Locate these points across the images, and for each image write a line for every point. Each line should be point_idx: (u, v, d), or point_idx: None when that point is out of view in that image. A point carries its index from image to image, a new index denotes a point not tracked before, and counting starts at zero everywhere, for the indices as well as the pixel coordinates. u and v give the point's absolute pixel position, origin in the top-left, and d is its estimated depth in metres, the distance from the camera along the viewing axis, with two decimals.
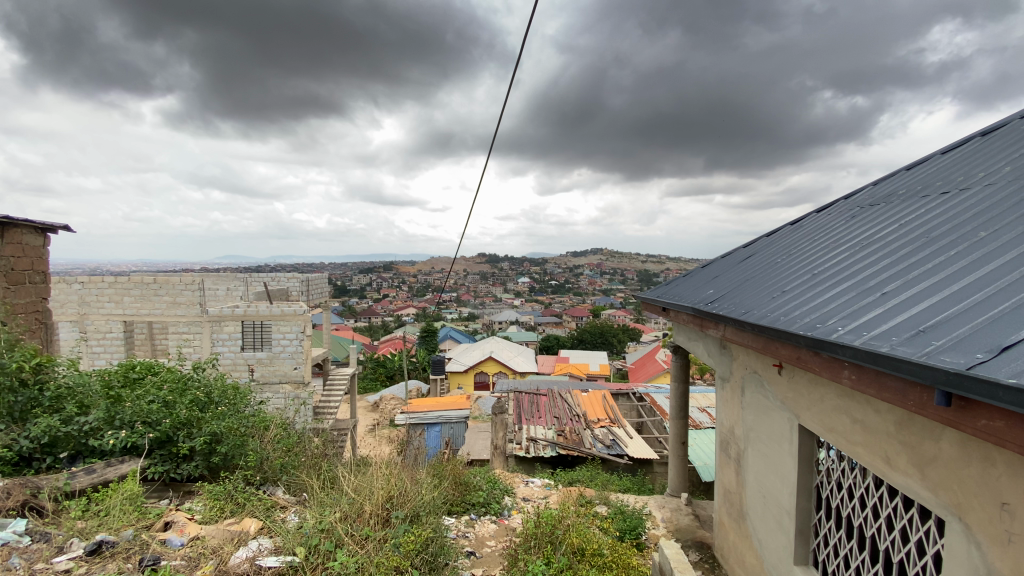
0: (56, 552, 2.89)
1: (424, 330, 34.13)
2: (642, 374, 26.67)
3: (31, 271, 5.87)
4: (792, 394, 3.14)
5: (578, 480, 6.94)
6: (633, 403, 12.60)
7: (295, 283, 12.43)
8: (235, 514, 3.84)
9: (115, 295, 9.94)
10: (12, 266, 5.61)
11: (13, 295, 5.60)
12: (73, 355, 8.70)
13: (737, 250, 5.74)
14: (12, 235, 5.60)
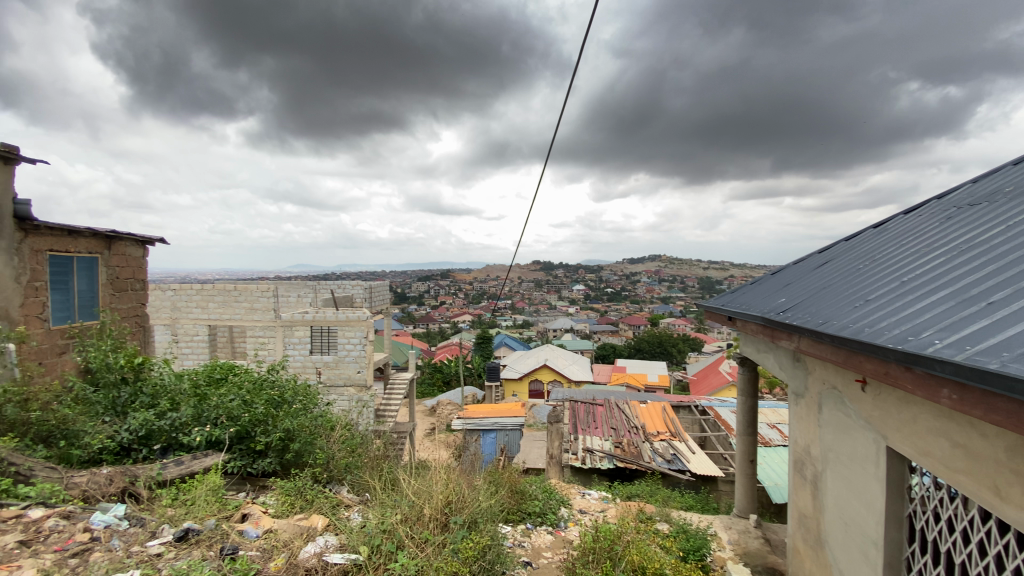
0: (150, 536, 3.15)
1: (479, 337, 34.67)
2: (705, 387, 25.47)
3: (133, 279, 6.53)
4: (878, 413, 2.88)
5: (637, 495, 6.72)
6: (696, 417, 12.06)
7: (358, 291, 13.00)
8: (304, 510, 4.04)
9: (201, 301, 10.87)
10: (117, 274, 6.26)
11: (117, 300, 6.25)
12: (166, 355, 9.60)
13: (811, 255, 5.37)
14: (117, 247, 6.26)
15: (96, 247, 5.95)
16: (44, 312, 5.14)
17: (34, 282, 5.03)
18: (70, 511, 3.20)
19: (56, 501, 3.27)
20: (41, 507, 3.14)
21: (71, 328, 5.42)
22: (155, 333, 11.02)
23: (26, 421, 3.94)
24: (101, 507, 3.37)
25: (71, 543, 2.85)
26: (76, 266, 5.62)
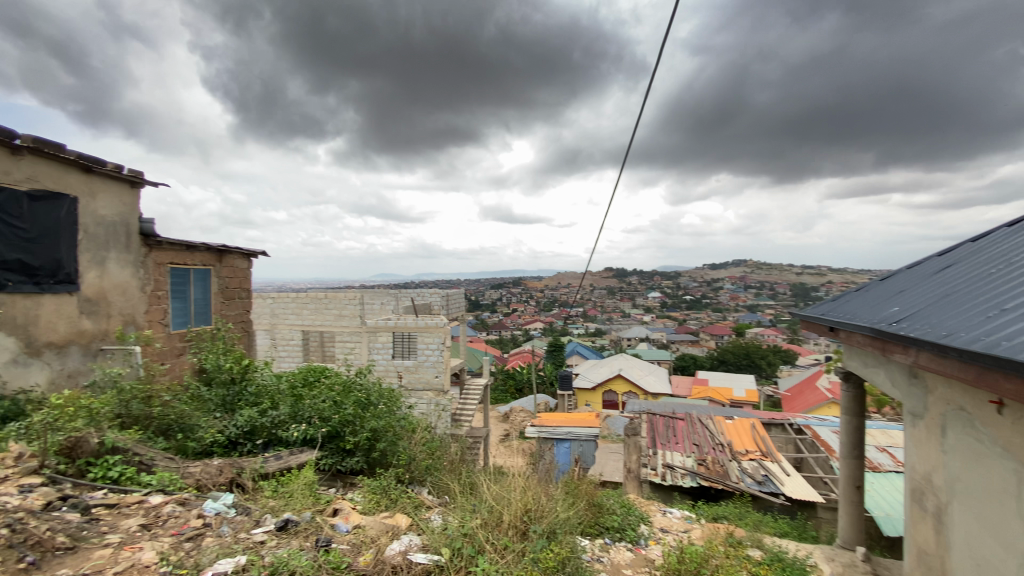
0: (255, 524, 3.42)
1: (551, 346, 34.59)
2: (800, 404, 23.43)
3: (240, 288, 7.27)
4: (1020, 441, 2.48)
5: (724, 517, 6.30)
6: (789, 436, 11.12)
7: (436, 298, 13.47)
8: (389, 508, 4.22)
9: (297, 308, 11.84)
10: (227, 284, 6.99)
11: (227, 307, 6.98)
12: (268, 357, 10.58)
13: (928, 259, 4.76)
14: (228, 260, 7.01)
15: (209, 260, 6.68)
16: (165, 318, 5.87)
17: (156, 291, 5.76)
18: (185, 499, 3.48)
19: (173, 489, 3.58)
20: (161, 494, 3.43)
21: (188, 332, 6.16)
22: (258, 338, 12.16)
23: (150, 414, 4.38)
24: (213, 494, 3.70)
25: (187, 527, 3.08)
26: (192, 276, 6.36)
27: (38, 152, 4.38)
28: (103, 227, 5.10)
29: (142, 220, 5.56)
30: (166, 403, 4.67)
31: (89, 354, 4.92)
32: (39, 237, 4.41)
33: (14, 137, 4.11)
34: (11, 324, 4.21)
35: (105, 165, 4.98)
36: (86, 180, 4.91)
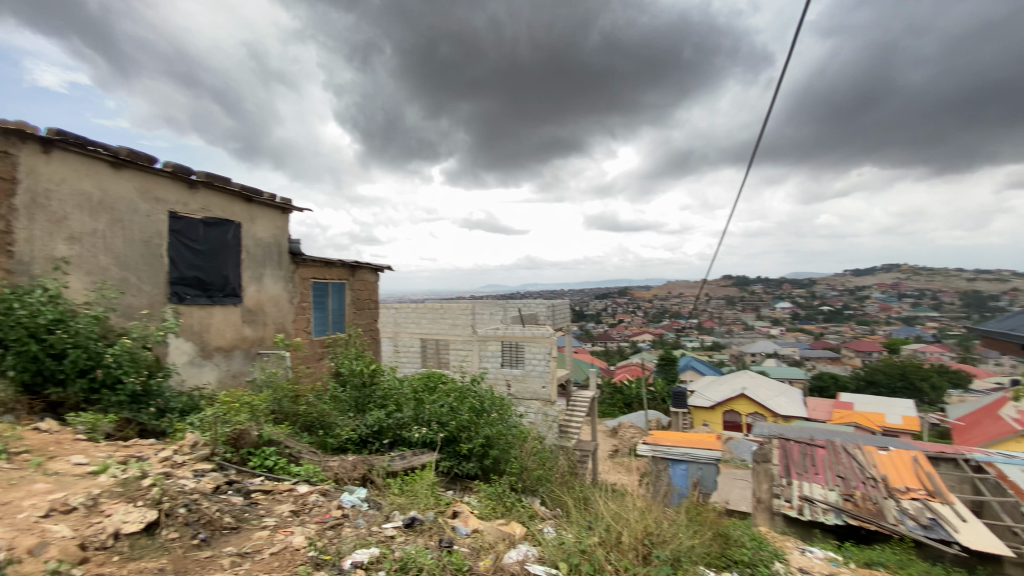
0: (385, 518, 3.67)
1: (663, 359, 32.94)
2: (978, 437, 19.41)
3: (369, 299, 7.98)
4: None
5: (882, 564, 5.39)
6: (966, 474, 9.24)
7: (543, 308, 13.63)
8: (504, 516, 4.27)
9: (416, 318, 12.77)
10: (359, 296, 7.73)
11: (358, 317, 7.70)
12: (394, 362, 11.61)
13: None
14: (360, 275, 7.74)
15: (344, 274, 7.44)
16: (309, 326, 6.66)
17: (302, 302, 6.58)
18: (327, 489, 3.83)
19: (317, 480, 3.95)
20: (306, 485, 3.81)
21: (326, 338, 6.92)
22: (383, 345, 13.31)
23: (297, 412, 4.99)
24: (347, 487, 4.05)
25: (328, 517, 3.38)
26: (330, 289, 7.16)
27: (210, 186, 5.25)
28: (260, 247, 5.94)
29: (291, 240, 6.39)
30: (310, 402, 5.29)
31: (250, 356, 5.77)
32: (209, 257, 5.27)
33: (190, 175, 4.98)
34: (191, 330, 5.05)
35: (261, 196, 5.82)
36: (248, 208, 5.78)
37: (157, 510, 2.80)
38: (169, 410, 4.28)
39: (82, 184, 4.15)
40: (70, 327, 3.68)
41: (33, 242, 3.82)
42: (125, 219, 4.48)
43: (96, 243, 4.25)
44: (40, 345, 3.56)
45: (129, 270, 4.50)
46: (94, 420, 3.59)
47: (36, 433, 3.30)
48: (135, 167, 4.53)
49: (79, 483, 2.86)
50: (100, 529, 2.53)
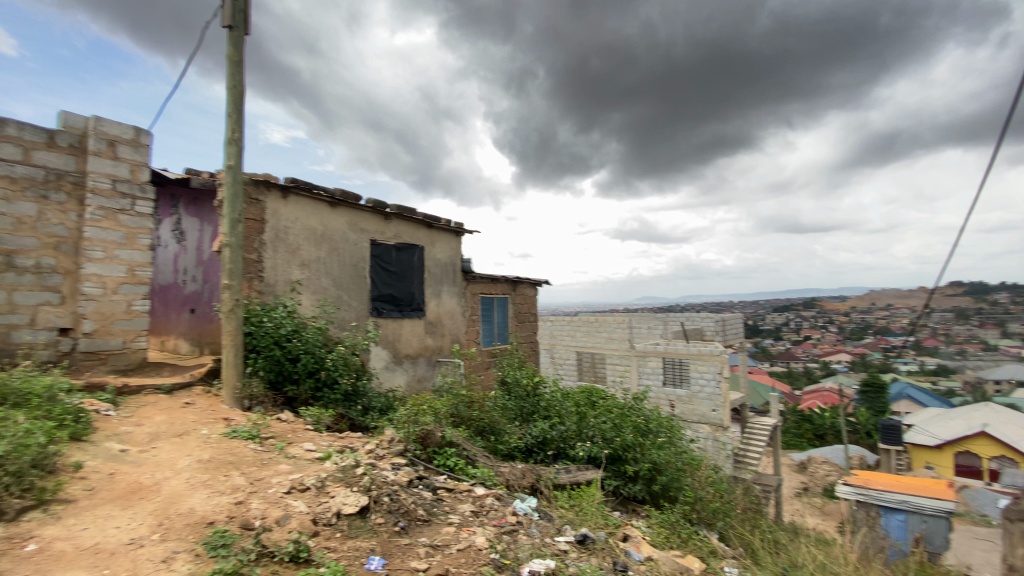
0: (557, 532, 3.68)
1: (864, 385, 27.63)
2: None
3: (530, 313, 8.28)
4: None
5: None
6: None
7: (709, 322, 12.77)
8: (679, 547, 3.97)
9: (571, 331, 12.97)
10: (520, 310, 8.07)
11: (520, 330, 8.04)
12: (556, 374, 11.99)
13: None
14: (521, 289, 8.08)
15: (507, 289, 7.86)
16: (478, 337, 7.17)
17: (472, 315, 7.12)
18: (501, 494, 4.02)
19: (491, 484, 4.17)
20: (483, 487, 4.05)
21: (493, 349, 7.38)
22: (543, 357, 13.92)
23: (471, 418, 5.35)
24: (519, 495, 4.18)
25: (505, 521, 3.52)
26: (496, 303, 7.63)
27: (400, 216, 6.02)
28: (439, 266, 6.61)
29: (463, 260, 6.98)
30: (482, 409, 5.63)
31: (431, 363, 6.42)
32: (399, 276, 6.04)
33: (386, 208, 5.78)
34: (385, 340, 5.82)
35: (439, 221, 6.48)
36: (429, 233, 6.48)
37: (368, 496, 3.22)
38: (371, 408, 4.96)
39: (309, 221, 5.12)
40: (301, 337, 4.56)
41: (278, 269, 4.83)
42: (339, 248, 5.38)
43: (320, 268, 5.19)
44: (283, 351, 4.44)
45: (342, 289, 5.38)
46: (318, 413, 4.32)
47: (280, 422, 4.10)
48: (346, 204, 5.42)
49: (310, 467, 3.47)
50: (327, 507, 3.00)
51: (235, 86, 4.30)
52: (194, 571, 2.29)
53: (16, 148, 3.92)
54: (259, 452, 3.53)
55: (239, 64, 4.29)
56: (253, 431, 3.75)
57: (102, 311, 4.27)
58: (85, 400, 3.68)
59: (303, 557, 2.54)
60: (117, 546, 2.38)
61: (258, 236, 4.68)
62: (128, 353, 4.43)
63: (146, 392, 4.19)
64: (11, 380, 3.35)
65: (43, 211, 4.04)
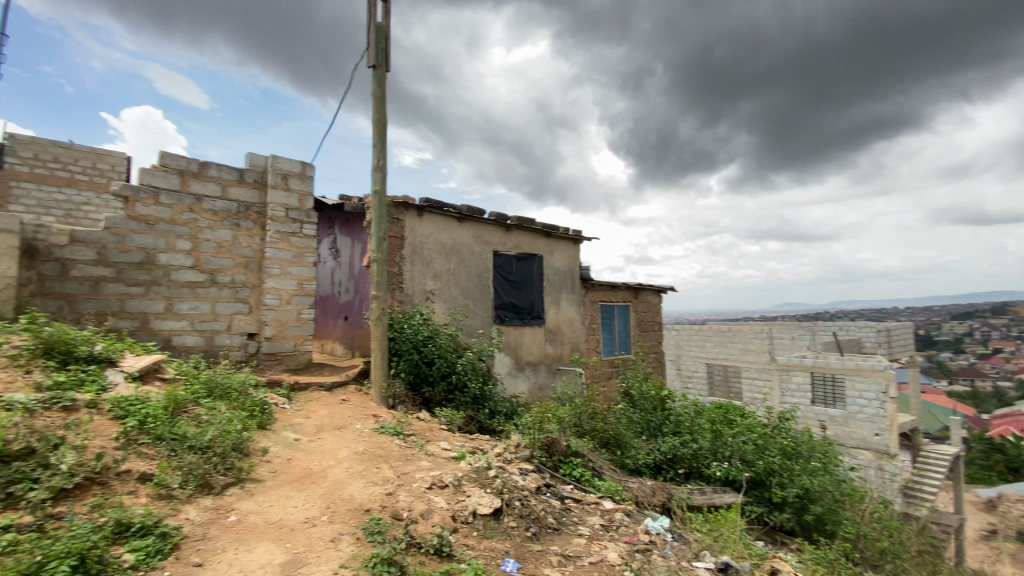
0: (694, 557, 3.44)
1: None
2: None
3: (654, 322, 7.97)
4: None
5: None
6: None
7: (870, 335, 11.96)
8: None
9: (700, 341, 13.17)
10: (643, 318, 7.81)
11: (644, 339, 7.77)
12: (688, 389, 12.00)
13: None
14: (643, 297, 7.81)
15: (628, 296, 7.66)
16: (598, 346, 7.09)
17: (592, 324, 7.07)
18: (630, 510, 3.89)
19: (619, 498, 4.07)
20: (611, 501, 3.96)
21: (615, 358, 7.24)
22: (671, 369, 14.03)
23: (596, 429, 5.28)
24: (650, 513, 4.00)
25: (637, 539, 3.40)
26: (617, 311, 7.47)
27: (521, 227, 6.20)
28: (559, 274, 6.67)
29: (583, 268, 6.96)
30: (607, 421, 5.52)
31: (553, 371, 6.50)
32: (521, 286, 6.23)
33: (507, 220, 6.00)
34: (509, 347, 6.02)
35: (558, 229, 6.54)
36: (548, 242, 6.58)
37: (501, 499, 3.33)
38: (498, 412, 5.16)
39: (440, 236, 5.51)
40: (435, 342, 4.92)
41: (414, 280, 5.26)
42: (466, 259, 5.71)
43: (450, 278, 5.55)
44: (420, 355, 4.83)
45: (469, 298, 5.69)
46: (450, 414, 4.62)
47: (419, 421, 4.44)
48: (472, 218, 5.74)
49: (447, 466, 3.70)
50: (464, 506, 3.16)
51: (378, 118, 4.81)
52: (356, 553, 2.56)
53: (217, 186, 4.81)
54: (402, 448, 3.86)
55: (382, 99, 4.79)
56: (397, 428, 4.12)
57: (278, 319, 5.03)
58: (268, 394, 4.37)
59: (445, 552, 2.71)
60: (296, 523, 2.76)
61: (398, 251, 5.15)
62: (297, 354, 5.15)
63: (312, 388, 4.83)
64: (218, 375, 4.11)
65: (236, 237, 4.90)
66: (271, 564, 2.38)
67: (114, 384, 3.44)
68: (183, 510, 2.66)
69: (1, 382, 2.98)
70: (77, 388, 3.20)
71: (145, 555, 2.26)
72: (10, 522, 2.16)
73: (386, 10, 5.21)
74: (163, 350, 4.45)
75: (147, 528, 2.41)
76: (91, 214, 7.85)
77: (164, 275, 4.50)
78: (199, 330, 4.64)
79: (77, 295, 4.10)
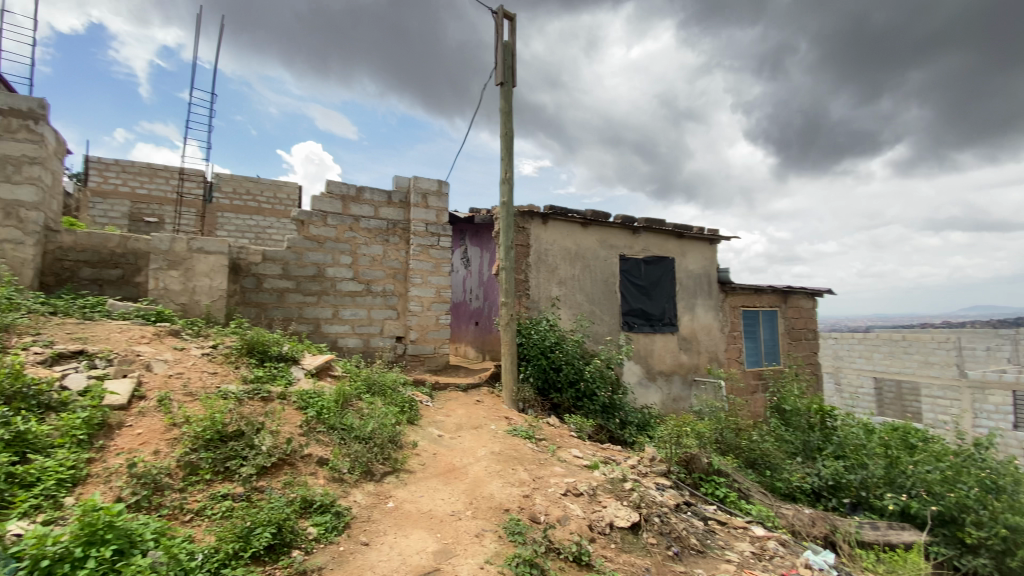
0: None
1: None
2: None
3: (806, 329, 7.13)
4: None
5: None
6: None
7: None
8: None
9: (865, 351, 11.57)
10: (793, 325, 7.03)
11: (794, 348, 6.99)
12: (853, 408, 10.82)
13: None
14: (793, 301, 7.02)
15: (775, 301, 6.93)
16: (741, 356, 6.54)
17: (732, 331, 6.55)
18: (786, 539, 3.49)
19: (771, 525, 3.68)
20: (762, 527, 3.60)
21: (760, 370, 6.62)
22: (827, 382, 12.58)
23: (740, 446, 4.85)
24: (810, 545, 3.52)
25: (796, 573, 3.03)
26: (761, 318, 6.81)
27: (649, 229, 5.97)
28: (692, 278, 6.29)
29: (719, 271, 6.48)
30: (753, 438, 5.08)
31: (688, 382, 6.14)
32: (650, 291, 6.00)
33: (635, 222, 5.82)
34: (640, 354, 5.82)
35: (691, 230, 6.16)
36: (679, 244, 6.24)
37: (639, 513, 3.21)
38: (629, 422, 5.01)
39: (565, 242, 5.54)
40: (563, 349, 4.97)
41: (541, 287, 5.36)
42: (593, 265, 5.66)
43: (576, 284, 5.55)
44: (548, 360, 4.90)
45: (595, 304, 5.63)
46: (580, 421, 4.59)
47: (550, 426, 4.50)
48: (598, 223, 5.68)
49: (581, 473, 3.69)
50: (601, 516, 3.12)
51: (506, 132, 5.00)
52: (499, 550, 2.66)
53: (371, 208, 5.41)
54: (536, 451, 3.94)
55: (509, 114, 4.98)
56: (529, 431, 4.22)
57: (420, 323, 5.49)
58: (414, 392, 4.78)
59: (585, 561, 2.69)
60: (444, 515, 2.96)
61: (525, 259, 5.30)
62: (437, 356, 5.56)
63: (450, 389, 5.17)
64: (374, 373, 4.60)
65: (386, 251, 5.46)
66: (424, 551, 2.58)
67: (297, 379, 4.04)
68: (352, 493, 3.02)
69: (220, 375, 3.69)
70: (272, 382, 3.82)
71: (325, 529, 2.62)
72: (229, 491, 2.65)
73: (512, 28, 5.42)
74: (331, 350, 5.13)
75: (325, 506, 2.77)
76: (274, 236, 9.38)
77: (331, 286, 5.19)
78: (358, 333, 5.26)
79: (267, 303, 4.93)
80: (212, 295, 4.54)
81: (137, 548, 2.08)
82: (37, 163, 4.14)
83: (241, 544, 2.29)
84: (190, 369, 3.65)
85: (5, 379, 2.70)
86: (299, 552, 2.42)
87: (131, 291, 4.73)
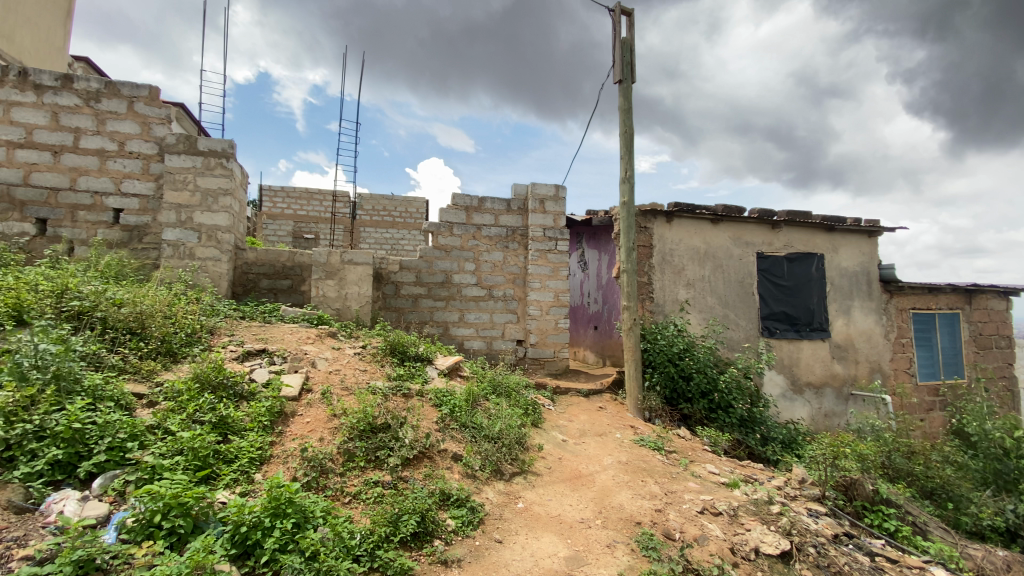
0: None
1: None
2: None
3: (997, 335, 5.90)
4: None
5: None
6: None
7: None
8: None
9: None
10: (980, 331, 5.86)
11: (982, 359, 5.82)
12: None
13: None
14: (980, 301, 5.84)
15: (956, 302, 5.80)
16: (911, 367, 5.59)
17: (899, 338, 5.61)
18: None
19: (958, 568, 3.07)
20: (946, 570, 3.01)
21: (938, 384, 5.59)
22: None
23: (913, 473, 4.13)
24: None
25: None
26: (937, 322, 5.74)
27: (791, 223, 5.37)
28: (846, 277, 5.53)
29: (881, 267, 5.60)
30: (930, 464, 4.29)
31: (843, 397, 5.40)
32: (794, 292, 5.39)
33: (774, 216, 5.27)
34: (782, 363, 5.24)
35: (845, 222, 5.41)
36: (830, 237, 5.52)
37: (789, 540, 2.89)
38: (772, 438, 4.54)
39: (693, 241, 5.22)
40: (692, 356, 4.68)
41: (666, 289, 5.12)
42: (724, 264, 5.26)
43: (705, 286, 5.20)
44: (676, 368, 4.65)
45: (729, 307, 5.22)
46: (715, 435, 4.28)
47: (681, 438, 4.25)
48: (729, 219, 5.25)
49: (718, 491, 3.42)
50: (744, 540, 2.85)
51: (626, 130, 4.88)
52: (632, 564, 2.58)
53: (492, 216, 5.65)
54: (666, 465, 3.76)
55: (629, 111, 4.85)
56: (658, 442, 4.03)
57: (540, 327, 5.58)
58: (536, 395, 4.87)
59: None
60: (573, 521, 2.96)
61: (648, 260, 5.10)
62: (557, 360, 5.60)
63: (572, 393, 5.16)
64: (498, 375, 4.79)
65: (506, 257, 5.65)
66: (556, 555, 2.60)
67: (432, 378, 4.36)
68: (484, 490, 3.15)
69: (370, 372, 4.13)
70: (410, 380, 4.17)
71: (461, 523, 2.77)
72: (379, 479, 2.94)
73: (629, 23, 5.29)
74: (459, 351, 5.46)
75: (461, 500, 2.93)
76: (406, 247, 10.27)
77: (458, 292, 5.52)
78: (482, 336, 5.52)
79: (404, 308, 5.42)
80: (361, 301, 5.10)
81: (311, 523, 2.40)
82: (229, 194, 5.02)
83: (391, 529, 2.52)
84: (345, 366, 4.13)
85: (212, 371, 3.28)
86: (440, 541, 2.60)
87: (298, 298, 5.51)
